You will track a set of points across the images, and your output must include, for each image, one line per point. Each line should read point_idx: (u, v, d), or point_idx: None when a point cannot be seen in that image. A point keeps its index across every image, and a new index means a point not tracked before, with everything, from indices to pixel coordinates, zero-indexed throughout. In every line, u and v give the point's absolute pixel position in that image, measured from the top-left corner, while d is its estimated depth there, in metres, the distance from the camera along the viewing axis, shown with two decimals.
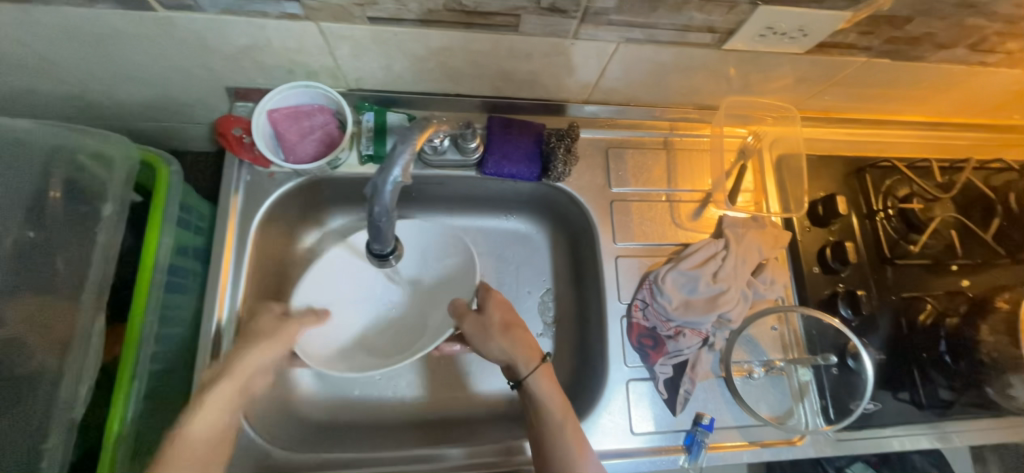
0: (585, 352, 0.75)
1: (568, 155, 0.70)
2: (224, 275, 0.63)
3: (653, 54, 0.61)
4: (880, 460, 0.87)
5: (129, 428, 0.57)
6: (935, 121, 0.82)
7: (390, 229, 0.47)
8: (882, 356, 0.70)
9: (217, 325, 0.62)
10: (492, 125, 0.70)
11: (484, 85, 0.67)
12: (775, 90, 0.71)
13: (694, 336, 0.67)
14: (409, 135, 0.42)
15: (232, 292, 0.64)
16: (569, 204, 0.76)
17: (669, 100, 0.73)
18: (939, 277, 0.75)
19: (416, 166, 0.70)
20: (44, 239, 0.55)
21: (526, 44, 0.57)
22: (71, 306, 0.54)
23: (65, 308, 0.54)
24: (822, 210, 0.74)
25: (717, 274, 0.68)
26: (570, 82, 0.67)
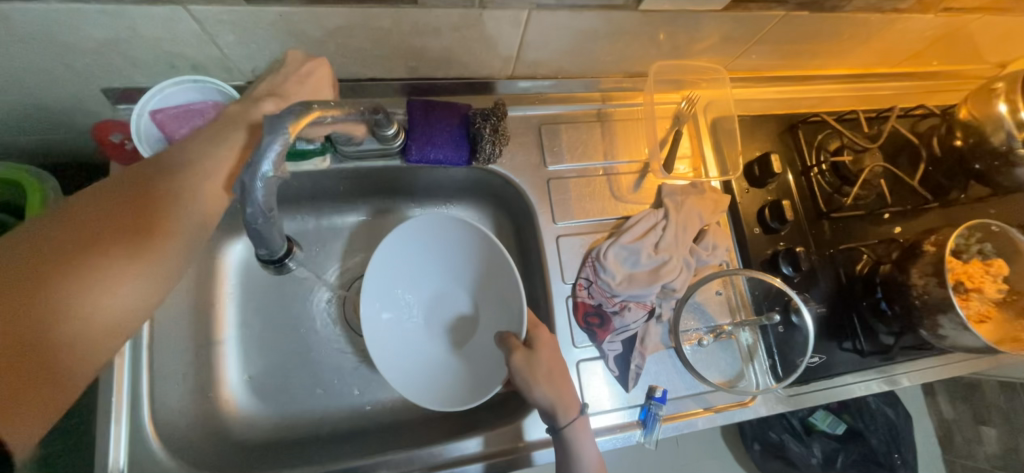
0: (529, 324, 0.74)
1: (496, 135, 0.66)
2: None
3: (570, 20, 0.57)
4: None
5: None
6: (860, 72, 0.83)
7: (272, 232, 0.47)
8: (823, 308, 0.72)
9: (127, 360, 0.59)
10: (413, 109, 0.65)
11: (399, 66, 0.62)
12: (702, 52, 0.70)
13: (640, 309, 0.65)
14: (278, 125, 0.41)
15: None
16: (507, 187, 0.73)
17: (598, 69, 0.70)
18: (874, 227, 0.76)
19: (335, 160, 0.65)
20: None
21: (430, 17, 0.53)
22: None
23: None
24: (758, 171, 0.74)
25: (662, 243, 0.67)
26: (490, 56, 0.63)
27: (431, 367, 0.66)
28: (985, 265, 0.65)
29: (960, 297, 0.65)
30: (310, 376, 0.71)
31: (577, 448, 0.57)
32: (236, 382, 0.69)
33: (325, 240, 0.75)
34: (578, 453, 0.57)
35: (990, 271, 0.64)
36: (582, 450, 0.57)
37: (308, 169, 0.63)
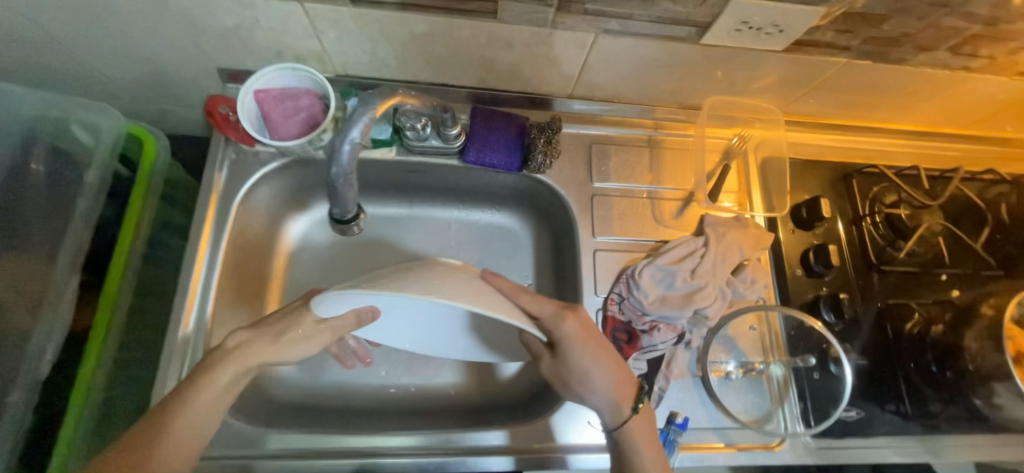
0: None
1: (549, 147, 0.70)
2: (197, 263, 0.64)
3: (632, 48, 0.61)
4: None
5: (96, 394, 0.57)
6: (925, 130, 0.81)
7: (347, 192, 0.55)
8: (865, 362, 0.69)
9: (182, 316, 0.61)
10: (476, 115, 0.71)
11: (469, 75, 0.68)
12: (759, 91, 0.72)
13: (669, 331, 0.65)
14: (370, 101, 0.51)
15: (203, 281, 0.64)
16: (552, 199, 0.76)
17: (653, 98, 0.74)
18: (928, 287, 0.73)
19: (400, 152, 0.71)
20: (26, 200, 0.56)
21: (505, 32, 0.59)
22: (47, 267, 0.55)
23: (37, 268, 0.54)
24: (806, 213, 0.74)
25: (698, 266, 0.68)
26: (552, 74, 0.68)
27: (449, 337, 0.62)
28: None
29: (1022, 369, 0.61)
30: None
31: (632, 447, 0.56)
32: None
33: (376, 227, 0.81)
34: None
35: None
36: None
37: (374, 156, 0.70)
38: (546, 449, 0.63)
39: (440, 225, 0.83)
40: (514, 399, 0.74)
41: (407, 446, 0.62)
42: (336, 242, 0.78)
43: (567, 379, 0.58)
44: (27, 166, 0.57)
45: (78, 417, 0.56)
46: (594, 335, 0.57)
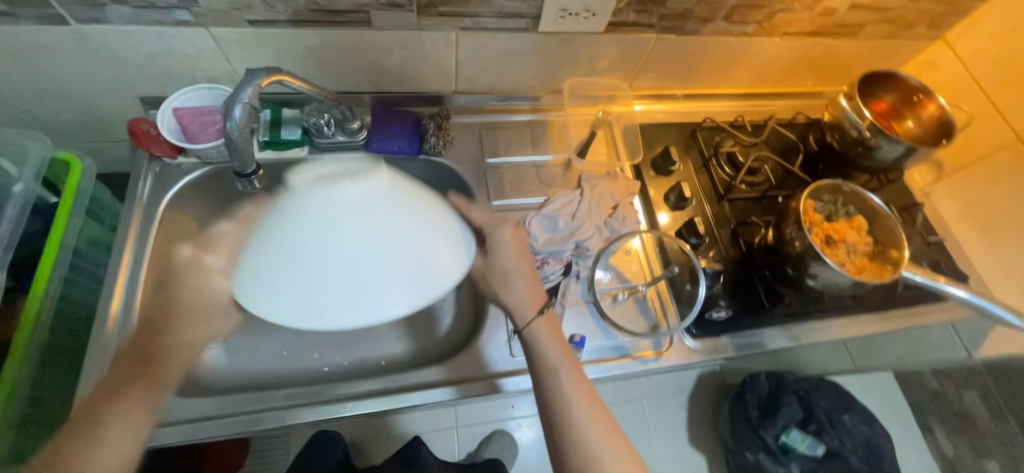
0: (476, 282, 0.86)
1: (439, 131, 0.83)
2: (122, 265, 0.69)
3: (488, 40, 0.77)
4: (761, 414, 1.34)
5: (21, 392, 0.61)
6: (748, 92, 1.02)
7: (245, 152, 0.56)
8: (729, 271, 0.83)
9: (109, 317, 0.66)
10: (376, 113, 0.84)
11: (365, 80, 0.82)
12: (604, 70, 0.90)
13: (557, 264, 0.77)
14: (255, 76, 0.52)
15: (129, 279, 0.69)
16: (452, 178, 0.88)
17: (524, 85, 0.90)
18: (767, 206, 0.90)
19: (311, 151, 0.82)
20: None
21: (383, 37, 0.73)
22: None
23: None
24: (662, 161, 0.89)
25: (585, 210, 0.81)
26: (433, 72, 0.82)
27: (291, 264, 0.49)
28: (849, 224, 0.77)
29: (830, 248, 0.75)
30: (277, 337, 0.81)
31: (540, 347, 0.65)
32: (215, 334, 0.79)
33: None
34: (559, 385, 0.62)
35: (853, 227, 0.76)
36: (562, 382, 0.62)
37: (291, 156, 0.80)
38: (463, 378, 0.73)
39: None
40: (441, 355, 0.83)
41: (338, 394, 0.70)
42: None
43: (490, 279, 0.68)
44: None
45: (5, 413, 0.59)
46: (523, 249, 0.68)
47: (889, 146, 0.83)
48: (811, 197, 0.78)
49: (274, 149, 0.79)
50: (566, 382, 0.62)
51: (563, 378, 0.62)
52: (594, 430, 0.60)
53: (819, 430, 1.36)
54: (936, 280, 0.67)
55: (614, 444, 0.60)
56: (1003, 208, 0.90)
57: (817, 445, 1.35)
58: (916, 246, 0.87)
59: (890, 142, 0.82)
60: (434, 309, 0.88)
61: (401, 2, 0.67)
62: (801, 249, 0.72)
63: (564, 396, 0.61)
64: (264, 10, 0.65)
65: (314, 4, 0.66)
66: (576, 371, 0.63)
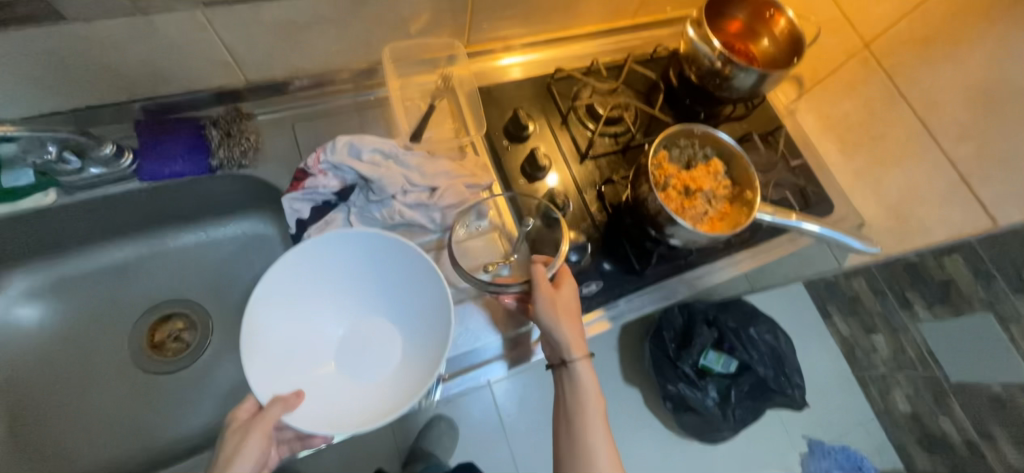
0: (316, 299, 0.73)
1: (232, 138, 0.69)
2: None
3: (254, 15, 0.60)
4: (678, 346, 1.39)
5: None
6: (604, 28, 0.91)
7: None
8: (598, 237, 0.76)
9: None
10: (140, 131, 0.66)
11: (110, 88, 0.63)
12: (429, 29, 0.76)
13: (335, 180, 0.70)
14: None
15: None
16: (270, 190, 0.74)
17: (337, 62, 0.74)
18: (633, 158, 0.82)
19: (60, 195, 0.63)
20: None
21: (95, 32, 0.54)
22: None
23: None
24: (513, 127, 0.78)
25: (428, 194, 0.72)
26: (202, 65, 0.65)
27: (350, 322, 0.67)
28: (706, 168, 0.71)
29: (688, 201, 0.70)
30: (94, 426, 0.68)
31: (584, 440, 0.61)
32: None
33: (100, 284, 0.74)
34: (587, 443, 0.61)
35: (710, 172, 0.71)
36: (591, 440, 0.61)
37: (28, 206, 0.62)
38: None
39: (176, 257, 0.77)
40: None
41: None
42: (55, 315, 0.72)
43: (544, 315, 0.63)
44: None
45: None
46: (565, 297, 0.65)
47: (743, 75, 0.76)
48: (666, 146, 0.72)
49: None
50: (593, 433, 0.61)
51: (594, 437, 0.61)
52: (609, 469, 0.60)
53: (733, 348, 1.39)
54: (786, 217, 0.65)
55: None
56: (855, 121, 0.86)
57: (731, 361, 1.37)
58: (782, 175, 0.85)
59: (743, 71, 0.76)
60: None
61: None
62: (655, 211, 0.66)
63: (591, 448, 0.61)
64: None
65: None
66: (597, 394, 0.64)
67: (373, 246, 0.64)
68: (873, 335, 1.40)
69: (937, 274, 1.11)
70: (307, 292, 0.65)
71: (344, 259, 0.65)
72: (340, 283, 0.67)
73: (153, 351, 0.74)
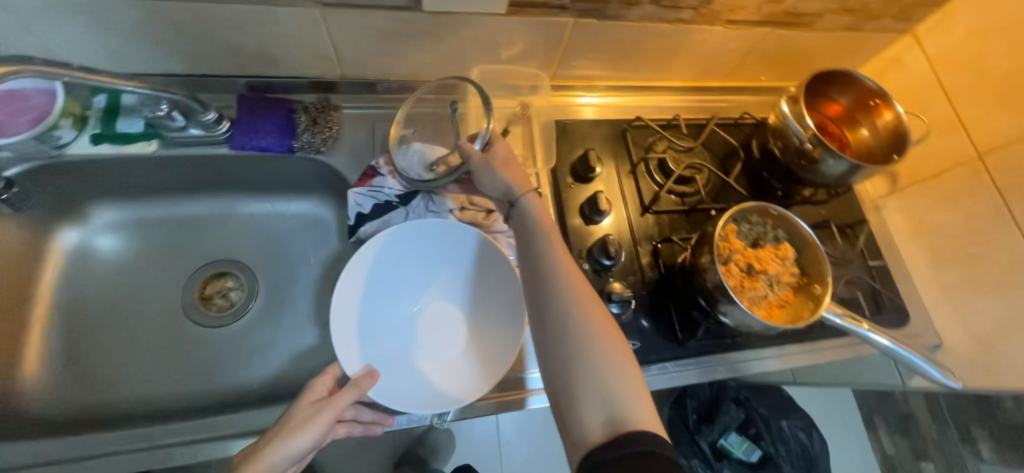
0: None
1: (319, 126, 0.73)
2: None
3: (364, 20, 0.64)
4: (698, 419, 1.30)
5: None
6: (691, 85, 0.90)
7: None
8: (644, 295, 0.73)
9: None
10: (242, 104, 0.71)
11: (224, 61, 0.69)
12: (519, 58, 0.77)
13: (401, 183, 0.72)
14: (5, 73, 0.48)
15: None
16: (339, 179, 0.77)
17: (426, 73, 0.77)
18: (697, 221, 0.79)
19: (161, 146, 0.69)
20: None
21: (226, 12, 0.60)
22: None
23: None
24: (581, 166, 0.78)
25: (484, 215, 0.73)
26: (307, 55, 0.69)
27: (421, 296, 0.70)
28: (774, 250, 0.67)
29: (749, 280, 0.66)
30: (132, 359, 0.72)
31: (549, 269, 0.56)
32: (46, 353, 0.70)
33: (172, 232, 0.80)
34: (550, 256, 0.57)
35: (778, 255, 0.67)
36: (558, 272, 0.56)
37: (133, 152, 0.68)
38: None
39: (242, 222, 0.82)
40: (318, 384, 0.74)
41: (182, 436, 0.61)
42: (129, 250, 0.78)
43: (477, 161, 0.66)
44: None
45: None
46: (513, 159, 0.67)
47: (833, 161, 0.72)
48: (735, 217, 0.68)
49: (108, 142, 0.67)
50: (561, 273, 0.56)
51: (550, 248, 0.58)
52: (601, 342, 0.51)
53: (759, 436, 1.27)
54: (856, 324, 0.59)
55: (625, 367, 0.50)
56: (952, 233, 0.79)
57: (754, 450, 1.27)
58: (856, 272, 0.79)
59: (834, 158, 0.71)
60: (317, 326, 0.78)
61: None
62: (712, 284, 0.63)
63: (565, 300, 0.54)
64: None
65: None
66: (556, 234, 0.60)
67: (429, 236, 0.69)
68: (923, 462, 1.25)
69: (1012, 416, 0.94)
70: (371, 289, 0.66)
71: (404, 252, 0.69)
72: (400, 271, 0.69)
73: (202, 303, 0.78)
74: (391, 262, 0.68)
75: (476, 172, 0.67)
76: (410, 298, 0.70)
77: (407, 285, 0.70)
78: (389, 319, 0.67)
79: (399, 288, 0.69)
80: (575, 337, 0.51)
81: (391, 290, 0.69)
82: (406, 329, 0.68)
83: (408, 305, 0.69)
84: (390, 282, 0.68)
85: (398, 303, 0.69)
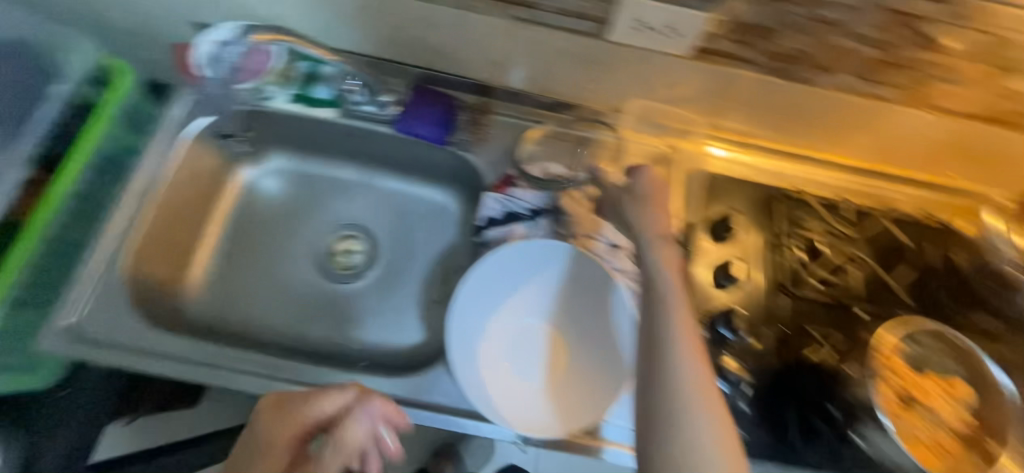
0: None
1: (473, 124, 0.78)
2: (128, 195, 0.73)
3: (546, 39, 0.66)
4: None
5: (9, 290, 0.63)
6: (863, 166, 0.80)
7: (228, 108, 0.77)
8: (761, 383, 0.67)
9: (115, 226, 0.71)
10: (414, 92, 0.77)
11: (408, 53, 0.75)
12: (682, 101, 0.75)
13: (531, 196, 0.73)
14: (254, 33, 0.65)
15: (144, 194, 0.73)
16: (476, 179, 0.81)
17: (583, 97, 0.78)
18: (840, 319, 0.70)
19: (337, 114, 0.77)
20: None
21: (430, 11, 0.65)
22: None
23: None
24: (720, 226, 0.73)
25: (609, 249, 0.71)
26: (482, 60, 0.73)
27: (530, 310, 0.70)
28: (942, 385, 0.64)
29: (903, 405, 0.63)
30: (267, 290, 0.82)
31: (665, 322, 0.54)
32: (207, 269, 0.81)
33: (321, 190, 0.89)
34: (665, 309, 0.55)
35: (945, 391, 0.64)
36: (671, 325, 0.53)
37: (317, 115, 0.77)
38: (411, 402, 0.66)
39: (380, 195, 0.90)
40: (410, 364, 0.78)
41: (295, 377, 0.67)
42: (285, 195, 0.87)
43: (624, 199, 0.68)
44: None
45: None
46: (659, 202, 0.66)
47: None
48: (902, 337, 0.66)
49: (301, 104, 0.77)
50: (675, 327, 0.53)
51: (671, 301, 0.56)
52: (705, 416, 0.47)
53: None
54: None
55: (727, 451, 0.45)
56: None
57: None
58: None
59: None
60: (419, 309, 0.83)
61: None
62: None
63: (677, 357, 0.51)
64: None
65: None
66: (678, 286, 0.57)
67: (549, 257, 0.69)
68: None
69: None
70: (486, 296, 0.68)
71: (521, 269, 0.69)
72: (515, 284, 0.70)
73: (329, 258, 0.86)
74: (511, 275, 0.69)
75: (626, 211, 0.67)
76: (521, 312, 0.70)
77: (522, 299, 0.70)
78: (499, 328, 0.68)
79: (513, 300, 0.70)
80: (676, 400, 0.48)
81: (504, 299, 0.70)
82: (514, 342, 0.68)
83: (520, 319, 0.70)
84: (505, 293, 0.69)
85: (510, 315, 0.69)
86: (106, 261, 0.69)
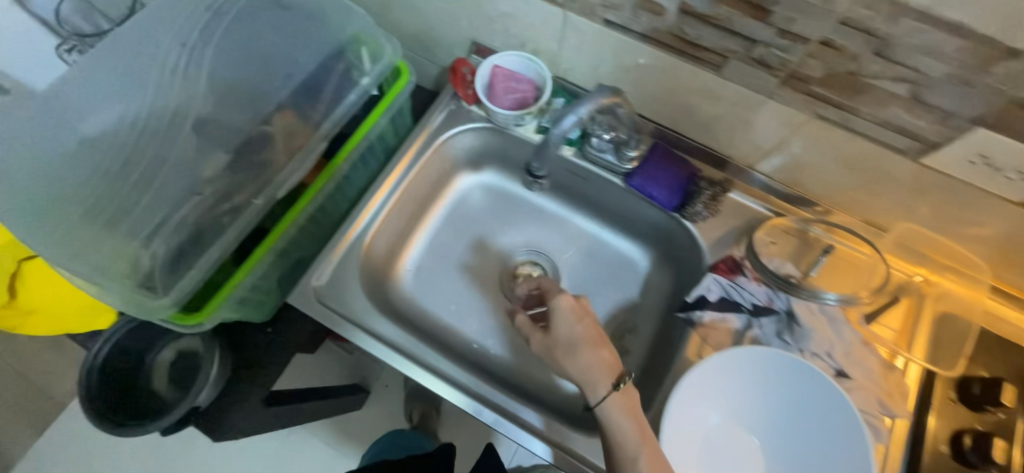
0: (655, 359, 0.76)
1: (710, 202, 0.74)
2: (387, 181, 0.78)
3: (841, 142, 0.62)
4: None
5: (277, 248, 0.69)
6: None
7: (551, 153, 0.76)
8: None
9: (367, 207, 0.76)
10: (654, 150, 0.76)
11: (666, 114, 0.74)
12: (962, 237, 0.66)
13: (762, 292, 0.69)
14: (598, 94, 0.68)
15: (395, 182, 0.78)
16: (690, 250, 0.77)
17: (834, 200, 0.72)
18: None
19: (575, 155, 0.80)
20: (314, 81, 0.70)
21: (722, 88, 0.64)
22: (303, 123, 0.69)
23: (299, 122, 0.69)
24: (979, 390, 0.63)
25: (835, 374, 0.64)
26: (743, 140, 0.71)
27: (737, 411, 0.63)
28: None
29: None
30: (455, 294, 0.84)
31: (614, 435, 0.56)
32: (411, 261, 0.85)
33: (517, 213, 0.90)
34: (617, 426, 0.56)
35: None
36: (620, 427, 0.56)
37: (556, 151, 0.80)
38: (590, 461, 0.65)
39: (571, 232, 0.89)
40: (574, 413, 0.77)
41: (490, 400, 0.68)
42: (486, 208, 0.90)
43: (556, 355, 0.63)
44: (329, 58, 0.71)
45: (261, 258, 0.68)
46: (585, 314, 0.64)
47: None
48: None
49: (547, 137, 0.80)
50: (623, 431, 0.56)
51: (618, 414, 0.57)
52: None
53: None
54: None
55: None
56: None
57: None
58: None
59: None
60: None
61: (773, 63, 0.57)
62: None
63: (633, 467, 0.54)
64: (628, 15, 0.62)
65: (679, 30, 0.60)
66: (623, 397, 0.58)
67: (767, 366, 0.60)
68: None
69: None
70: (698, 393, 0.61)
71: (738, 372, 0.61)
72: (728, 384, 0.62)
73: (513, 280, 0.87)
74: (725, 373, 0.61)
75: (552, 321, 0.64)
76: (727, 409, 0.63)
77: (731, 397, 0.62)
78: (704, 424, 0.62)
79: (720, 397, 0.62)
80: None
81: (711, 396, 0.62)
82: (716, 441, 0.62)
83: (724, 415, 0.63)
84: (715, 389, 0.62)
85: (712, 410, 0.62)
86: (343, 247, 0.74)
